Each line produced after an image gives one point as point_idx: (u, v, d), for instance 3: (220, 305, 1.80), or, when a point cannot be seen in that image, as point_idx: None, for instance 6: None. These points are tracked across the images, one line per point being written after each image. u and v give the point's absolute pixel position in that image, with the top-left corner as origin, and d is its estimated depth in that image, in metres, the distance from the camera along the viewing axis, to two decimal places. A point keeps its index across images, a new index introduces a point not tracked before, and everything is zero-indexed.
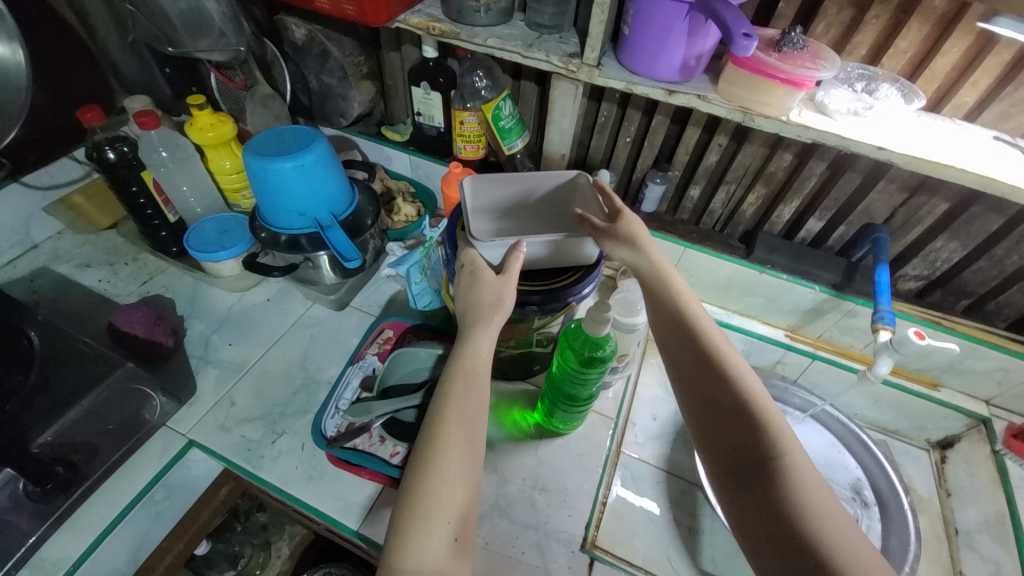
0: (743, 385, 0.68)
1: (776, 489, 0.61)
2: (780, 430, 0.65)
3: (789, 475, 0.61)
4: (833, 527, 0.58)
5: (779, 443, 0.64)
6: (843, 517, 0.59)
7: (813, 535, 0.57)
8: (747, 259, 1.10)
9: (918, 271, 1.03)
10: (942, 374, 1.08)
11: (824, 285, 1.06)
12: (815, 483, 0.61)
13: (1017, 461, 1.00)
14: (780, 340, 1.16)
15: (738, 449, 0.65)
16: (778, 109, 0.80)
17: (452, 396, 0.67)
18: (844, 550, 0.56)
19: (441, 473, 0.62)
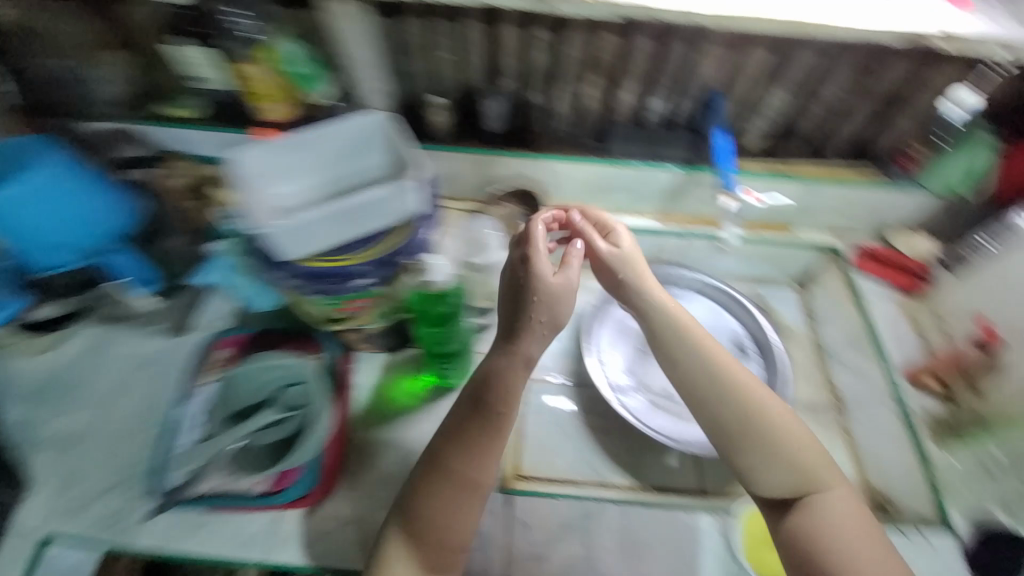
0: (775, 439, 0.77)
1: (805, 525, 0.73)
2: (812, 469, 0.76)
3: (768, 431, 0.77)
4: (800, 464, 0.76)
5: (760, 407, 0.78)
6: (810, 451, 0.77)
7: (779, 474, 0.76)
8: (603, 156, 1.07)
9: (759, 126, 1.05)
10: (794, 217, 1.15)
11: (677, 163, 1.07)
12: (788, 433, 0.78)
13: (863, 276, 1.12)
14: (653, 226, 1.15)
15: (778, 483, 0.76)
16: None
17: (469, 421, 0.73)
18: (804, 479, 0.76)
19: (451, 494, 0.71)
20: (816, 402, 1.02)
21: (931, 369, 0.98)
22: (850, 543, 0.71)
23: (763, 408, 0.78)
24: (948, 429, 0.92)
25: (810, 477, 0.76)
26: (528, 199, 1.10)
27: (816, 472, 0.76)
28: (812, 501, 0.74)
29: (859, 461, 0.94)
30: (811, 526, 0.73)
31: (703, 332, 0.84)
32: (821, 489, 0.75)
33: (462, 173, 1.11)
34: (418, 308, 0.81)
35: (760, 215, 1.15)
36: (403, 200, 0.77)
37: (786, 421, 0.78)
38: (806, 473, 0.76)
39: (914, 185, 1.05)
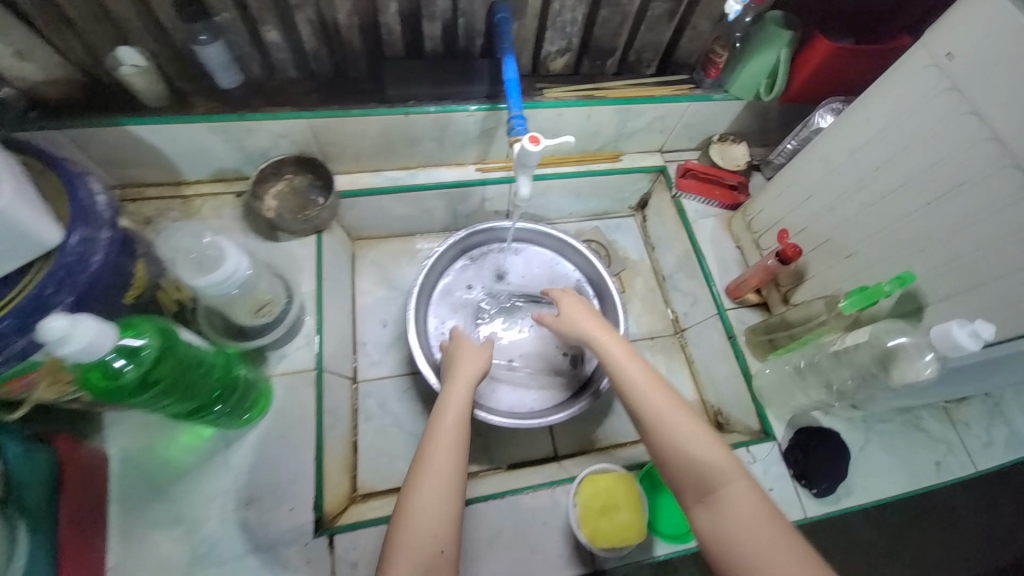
0: (657, 418, 0.61)
1: (706, 514, 0.55)
2: (713, 451, 0.58)
3: (655, 426, 0.61)
4: (685, 453, 0.58)
5: (641, 398, 0.63)
6: (712, 445, 0.58)
7: (669, 467, 0.59)
8: (386, 103, 0.87)
9: (558, 45, 0.91)
10: (618, 144, 1.07)
11: (479, 102, 0.89)
12: (684, 427, 0.60)
13: (689, 198, 1.06)
14: (472, 178, 1.02)
15: (680, 471, 0.58)
16: None
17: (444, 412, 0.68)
18: (695, 471, 0.57)
19: (448, 477, 0.61)
20: (654, 331, 1.08)
21: (747, 280, 0.92)
22: (758, 544, 0.51)
23: (644, 399, 0.63)
24: (768, 343, 0.89)
25: (706, 466, 0.57)
26: (311, 164, 0.93)
27: (718, 456, 0.57)
28: (716, 500, 0.55)
29: (695, 376, 1.03)
30: (715, 528, 0.54)
31: (603, 337, 0.72)
32: (719, 481, 0.56)
33: (215, 149, 0.87)
34: (102, 389, 0.50)
35: (581, 147, 1.06)
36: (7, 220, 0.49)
37: (674, 405, 0.62)
38: (700, 464, 0.57)
39: (722, 92, 0.98)
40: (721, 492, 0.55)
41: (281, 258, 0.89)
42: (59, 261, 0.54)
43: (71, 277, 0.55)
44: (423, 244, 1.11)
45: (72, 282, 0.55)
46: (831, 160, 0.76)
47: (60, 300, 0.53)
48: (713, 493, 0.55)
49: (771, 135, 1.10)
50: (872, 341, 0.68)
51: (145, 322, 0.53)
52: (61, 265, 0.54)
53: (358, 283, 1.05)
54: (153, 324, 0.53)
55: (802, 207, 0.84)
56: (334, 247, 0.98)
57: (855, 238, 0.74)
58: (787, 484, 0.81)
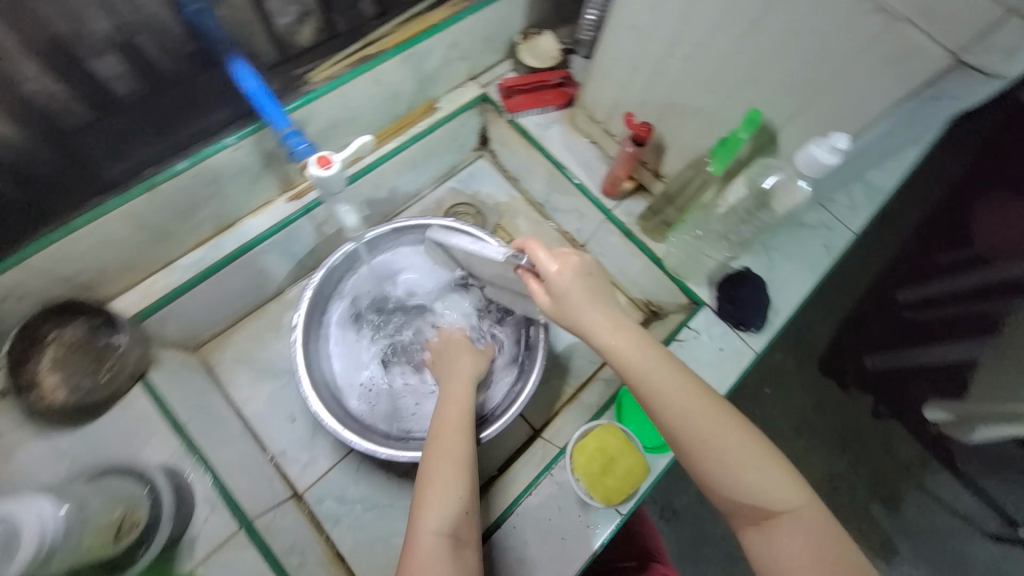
0: (704, 441, 0.51)
1: (762, 538, 0.49)
2: (770, 473, 0.50)
3: (708, 452, 0.51)
4: (740, 483, 0.50)
5: (688, 419, 0.52)
6: (770, 465, 0.50)
7: (722, 497, 0.51)
8: (115, 191, 0.64)
9: (293, 11, 0.70)
10: (426, 92, 0.92)
11: (234, 128, 0.69)
12: (746, 450, 0.50)
13: (526, 113, 0.96)
14: (292, 213, 0.82)
15: (731, 493, 0.50)
16: None
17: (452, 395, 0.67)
18: (752, 498, 0.49)
19: (459, 442, 0.60)
20: None
21: (617, 175, 0.87)
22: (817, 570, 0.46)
23: (695, 423, 0.51)
24: (661, 224, 0.88)
25: (765, 494, 0.49)
26: (73, 307, 0.69)
27: (776, 478, 0.50)
28: (771, 529, 0.49)
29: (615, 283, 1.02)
30: (769, 552, 0.48)
31: (628, 342, 0.55)
32: (776, 507, 0.49)
33: None
34: None
35: (389, 115, 0.90)
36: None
37: (723, 424, 0.51)
38: (759, 491, 0.49)
39: None
40: (779, 523, 0.48)
41: (116, 434, 0.68)
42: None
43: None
44: (283, 308, 0.93)
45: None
46: (639, 25, 0.72)
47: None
48: (772, 518, 0.49)
49: (568, 10, 1.01)
50: (751, 188, 0.71)
51: None
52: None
53: (232, 392, 0.86)
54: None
55: (633, 81, 0.79)
56: (176, 376, 0.77)
57: (694, 94, 0.72)
58: (732, 337, 0.84)
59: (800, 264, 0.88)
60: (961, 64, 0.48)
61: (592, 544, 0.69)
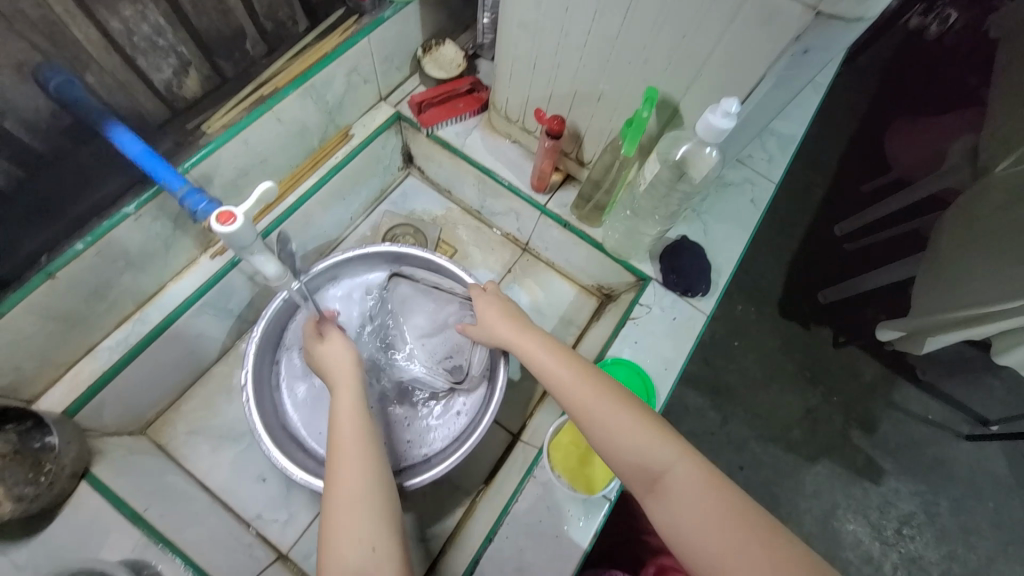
0: (594, 414, 0.56)
1: (657, 500, 0.50)
2: (655, 437, 0.53)
3: (595, 425, 0.55)
4: (625, 449, 0.53)
5: (575, 397, 0.57)
6: (647, 427, 0.54)
7: (614, 465, 0.54)
8: (15, 284, 0.60)
9: (170, 65, 0.67)
10: (336, 121, 0.90)
11: (134, 195, 0.65)
12: (627, 417, 0.54)
13: (443, 125, 0.96)
14: (217, 272, 0.78)
15: (625, 461, 0.53)
16: None
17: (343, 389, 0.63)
18: (639, 463, 0.52)
19: (356, 437, 0.57)
20: (508, 263, 1.04)
21: (543, 169, 0.88)
22: (705, 519, 0.47)
23: (586, 401, 0.57)
24: (596, 208, 0.88)
25: (648, 455, 0.52)
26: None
27: (660, 441, 0.52)
28: (662, 493, 0.50)
29: (564, 274, 1.03)
30: (664, 514, 0.49)
31: (528, 343, 0.65)
32: (661, 468, 0.51)
33: None
34: None
35: (302, 151, 0.87)
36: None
37: (616, 398, 0.56)
38: (644, 454, 0.52)
39: (389, 6, 0.84)
40: (665, 482, 0.51)
41: (67, 539, 0.64)
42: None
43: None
44: (231, 367, 0.89)
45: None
46: (528, 23, 0.72)
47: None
48: (661, 479, 0.51)
49: (463, 16, 1.02)
50: (666, 162, 0.71)
51: None
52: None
53: (193, 464, 0.82)
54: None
55: (536, 77, 0.80)
56: (125, 461, 0.73)
57: (594, 79, 0.73)
58: (681, 305, 0.86)
59: (730, 223, 0.92)
60: (820, 16, 0.50)
61: (585, 537, 0.69)
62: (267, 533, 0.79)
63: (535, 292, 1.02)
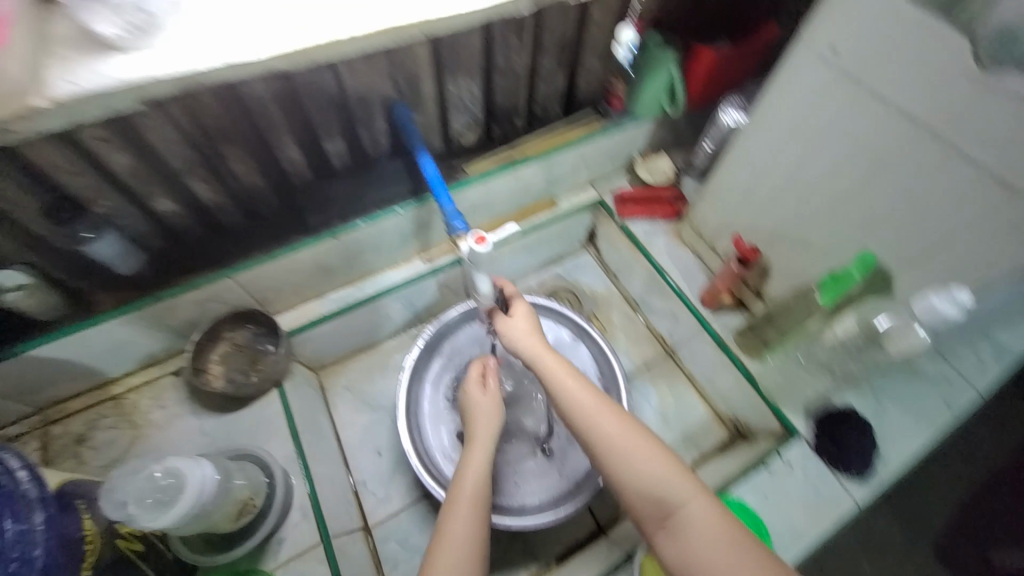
0: (610, 448, 0.61)
1: (669, 534, 0.56)
2: (667, 477, 0.58)
3: (614, 458, 0.60)
4: (642, 483, 0.58)
5: (596, 429, 0.62)
6: (666, 465, 0.59)
7: (627, 496, 0.60)
8: (310, 232, 0.82)
9: (465, 121, 0.89)
10: (551, 190, 1.06)
11: (403, 200, 0.86)
12: (646, 453, 0.60)
13: (635, 220, 1.06)
14: (421, 272, 0.97)
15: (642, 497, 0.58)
16: (17, 99, 0.41)
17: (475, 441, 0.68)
18: (654, 497, 0.58)
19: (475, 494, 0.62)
20: (647, 359, 1.07)
21: (718, 288, 0.92)
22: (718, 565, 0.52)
23: (609, 435, 0.62)
24: (759, 341, 0.88)
25: (664, 492, 0.57)
26: (249, 316, 0.85)
27: (670, 480, 0.58)
28: (672, 529, 0.56)
29: (701, 392, 1.02)
30: (675, 550, 0.55)
31: (549, 362, 0.68)
32: (674, 505, 0.57)
33: (140, 338, 0.78)
34: None
35: (517, 205, 1.04)
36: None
37: (631, 434, 0.61)
38: (659, 490, 0.58)
39: (630, 116, 1.00)
40: (676, 514, 0.56)
41: (247, 427, 0.81)
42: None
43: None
44: (391, 350, 1.05)
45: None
46: (757, 162, 0.80)
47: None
48: (672, 517, 0.57)
49: (686, 138, 1.13)
50: (862, 326, 0.71)
51: None
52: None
53: (334, 415, 0.97)
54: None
55: (745, 207, 0.86)
56: (300, 389, 0.90)
57: (805, 226, 0.77)
58: (829, 478, 0.79)
59: (913, 415, 0.82)
60: None
61: None
62: (364, 500, 0.89)
63: (665, 398, 1.02)
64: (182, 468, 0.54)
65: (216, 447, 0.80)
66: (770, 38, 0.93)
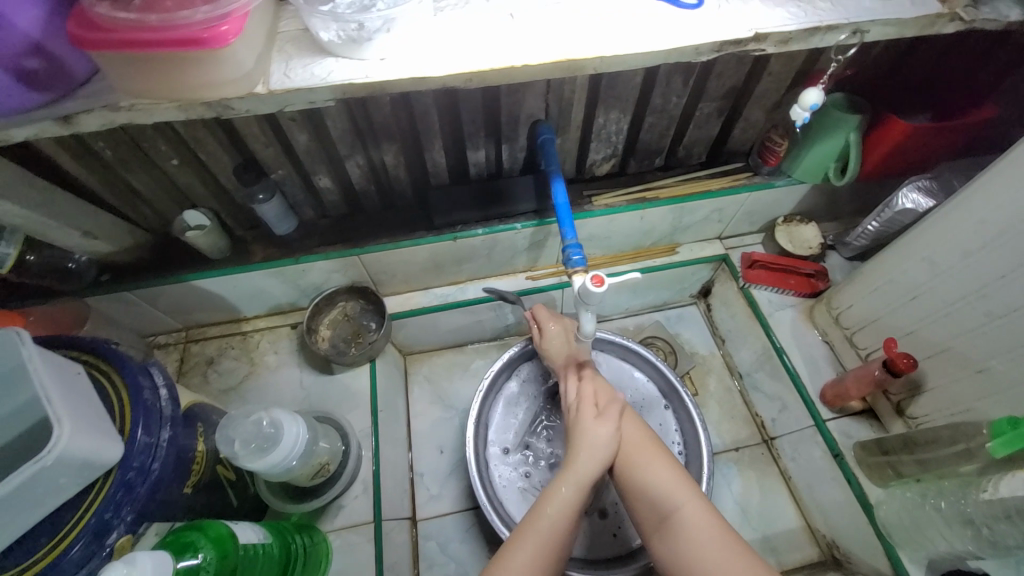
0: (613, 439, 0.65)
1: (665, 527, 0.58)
2: (664, 479, 0.60)
3: (623, 460, 0.63)
4: (644, 482, 0.61)
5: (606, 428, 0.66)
6: (659, 460, 0.62)
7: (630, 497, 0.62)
8: (434, 231, 0.86)
9: (604, 152, 0.88)
10: (674, 237, 1.01)
11: (525, 218, 0.87)
12: (648, 454, 0.63)
13: (761, 287, 0.97)
14: (522, 288, 0.98)
15: (644, 493, 0.61)
16: (240, 80, 0.48)
17: (540, 516, 0.59)
18: (653, 497, 0.60)
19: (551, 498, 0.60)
20: (738, 440, 0.96)
21: (847, 389, 0.80)
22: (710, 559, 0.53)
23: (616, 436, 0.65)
24: (888, 466, 0.75)
25: (662, 488, 0.60)
26: (362, 292, 0.92)
27: (667, 481, 0.60)
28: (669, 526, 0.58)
29: (795, 497, 0.89)
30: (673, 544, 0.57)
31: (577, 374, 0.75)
32: (672, 506, 0.58)
33: (273, 289, 0.88)
34: None
35: (634, 244, 1.00)
36: (72, 462, 0.45)
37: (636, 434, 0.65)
38: (658, 488, 0.60)
39: (784, 177, 0.91)
40: (675, 506, 0.58)
41: (336, 393, 0.88)
42: (117, 477, 0.51)
43: (131, 492, 0.51)
44: (474, 354, 1.08)
45: (130, 496, 0.51)
46: (938, 261, 0.68)
47: (118, 520, 0.50)
48: (670, 512, 0.58)
49: (843, 209, 1.00)
50: None
51: (199, 533, 0.50)
52: (119, 483, 0.51)
53: (410, 402, 1.01)
54: (205, 532, 0.50)
55: (906, 307, 0.74)
56: (388, 370, 0.96)
57: (988, 351, 0.64)
58: None
59: None
60: None
61: None
62: (416, 492, 0.92)
63: (749, 490, 0.91)
64: (282, 422, 0.60)
65: (308, 402, 0.88)
66: (985, 119, 0.78)
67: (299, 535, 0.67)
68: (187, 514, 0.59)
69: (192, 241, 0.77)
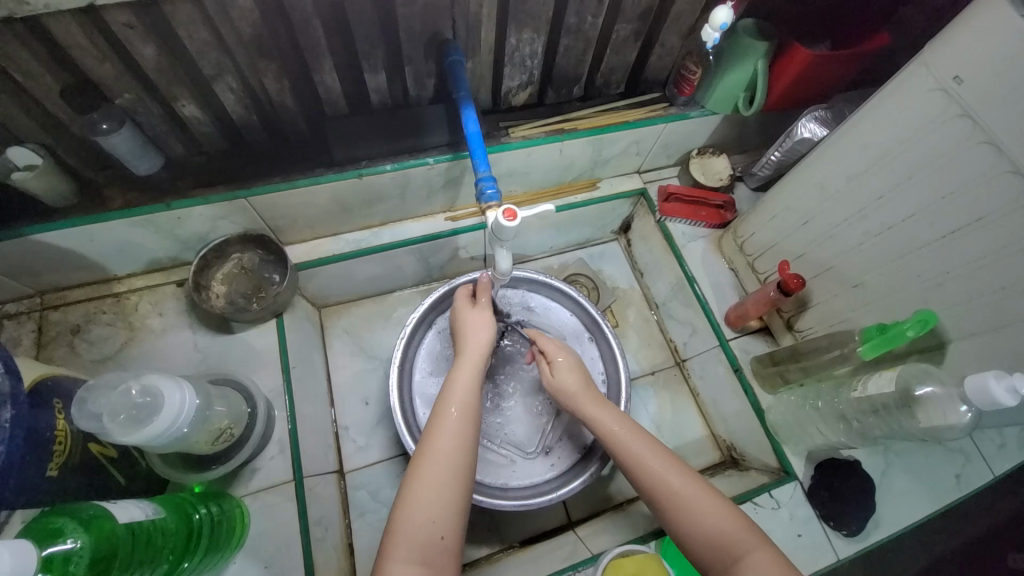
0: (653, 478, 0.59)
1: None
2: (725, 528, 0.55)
3: (670, 505, 0.57)
4: (706, 531, 0.55)
5: (650, 471, 0.60)
6: (715, 508, 0.56)
7: (692, 546, 0.56)
8: (335, 168, 0.77)
9: (520, 79, 0.82)
10: (595, 171, 0.99)
11: (438, 152, 0.80)
12: (705, 499, 0.57)
13: (675, 220, 0.99)
14: (441, 230, 0.93)
15: (708, 540, 0.55)
16: None
17: (446, 401, 0.62)
18: (716, 541, 0.54)
19: (470, 395, 0.63)
20: (655, 365, 1.03)
21: (748, 311, 0.86)
22: None
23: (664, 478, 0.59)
24: (778, 376, 0.84)
25: (726, 536, 0.54)
26: (259, 241, 0.82)
27: (729, 529, 0.54)
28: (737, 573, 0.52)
29: (702, 410, 0.98)
30: None
31: (608, 423, 0.65)
32: (738, 551, 0.53)
33: (146, 242, 0.76)
34: None
35: (555, 180, 0.98)
36: None
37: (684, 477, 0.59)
38: (721, 535, 0.54)
39: (698, 108, 0.91)
40: (739, 556, 0.53)
41: (240, 353, 0.81)
42: None
43: None
44: (396, 303, 1.03)
45: None
46: (828, 187, 0.72)
47: None
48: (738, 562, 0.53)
49: (750, 142, 1.04)
50: (898, 387, 0.66)
51: (65, 517, 0.45)
52: None
53: (330, 356, 0.96)
54: (75, 515, 0.45)
55: (800, 232, 0.79)
56: (300, 325, 0.88)
57: (862, 268, 0.72)
58: (816, 527, 0.76)
59: (917, 483, 0.78)
60: None
61: None
62: (343, 445, 0.89)
63: (664, 409, 0.98)
64: (159, 388, 0.53)
65: (208, 366, 0.79)
66: (878, 46, 0.81)
67: (204, 508, 0.61)
68: (60, 497, 0.52)
69: (22, 187, 0.63)
